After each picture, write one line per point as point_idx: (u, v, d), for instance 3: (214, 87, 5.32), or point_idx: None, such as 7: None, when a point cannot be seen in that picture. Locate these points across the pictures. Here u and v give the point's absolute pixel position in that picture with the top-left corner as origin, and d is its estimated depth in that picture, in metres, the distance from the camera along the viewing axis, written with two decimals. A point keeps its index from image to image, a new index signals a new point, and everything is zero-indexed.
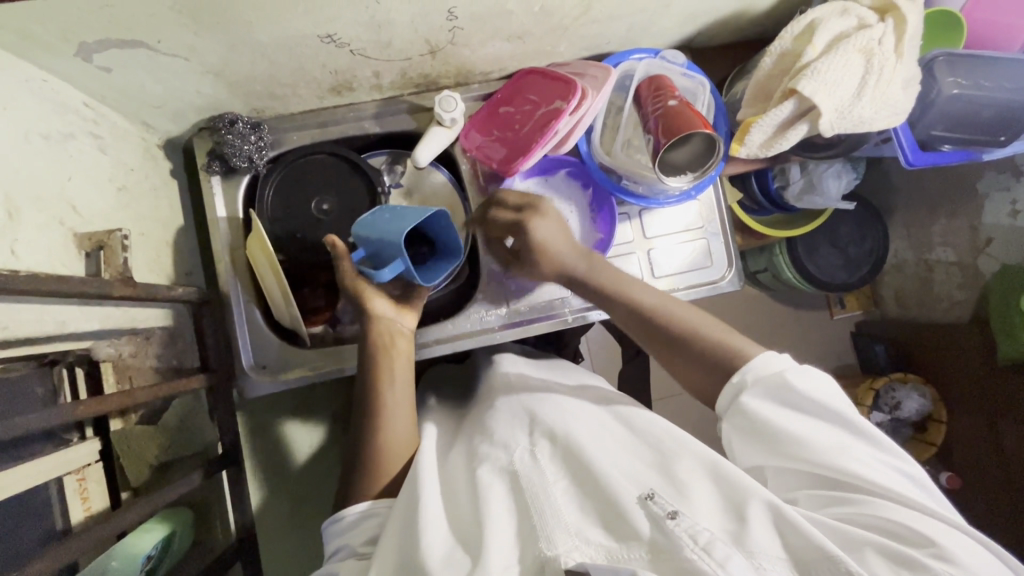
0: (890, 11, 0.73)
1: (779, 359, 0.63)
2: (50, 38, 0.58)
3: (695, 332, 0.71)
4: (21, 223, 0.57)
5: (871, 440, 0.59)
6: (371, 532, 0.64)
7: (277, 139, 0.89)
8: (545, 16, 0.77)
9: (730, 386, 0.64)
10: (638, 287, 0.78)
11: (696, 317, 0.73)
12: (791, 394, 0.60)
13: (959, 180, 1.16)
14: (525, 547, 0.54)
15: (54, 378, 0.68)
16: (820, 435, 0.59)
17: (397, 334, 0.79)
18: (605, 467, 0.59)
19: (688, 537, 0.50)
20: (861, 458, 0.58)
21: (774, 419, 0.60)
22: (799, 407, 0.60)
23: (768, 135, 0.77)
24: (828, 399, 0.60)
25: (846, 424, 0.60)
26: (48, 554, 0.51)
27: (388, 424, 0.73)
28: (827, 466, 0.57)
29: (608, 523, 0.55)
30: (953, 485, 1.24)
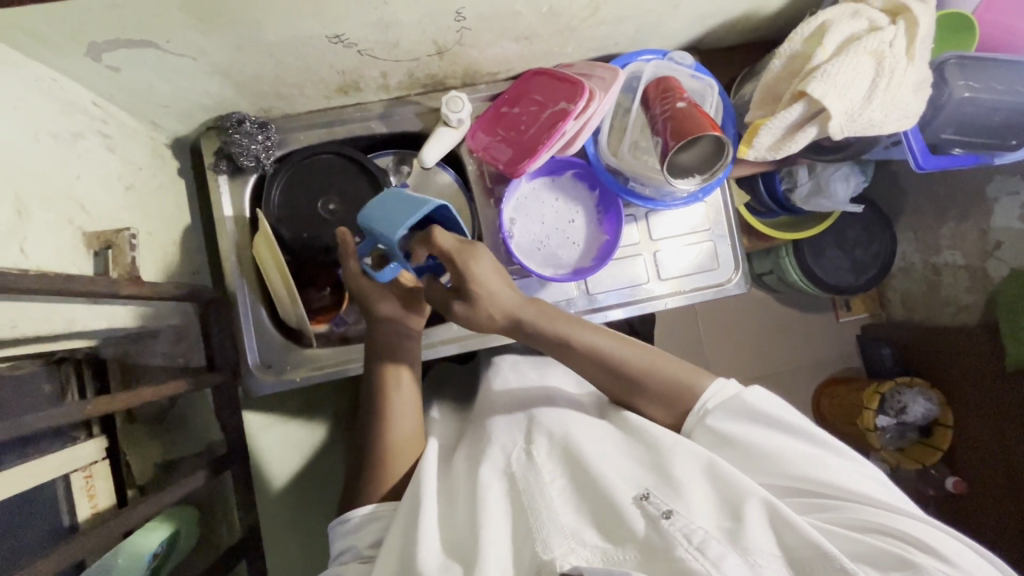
0: (902, 13, 0.73)
1: (733, 382, 0.66)
2: (60, 38, 0.58)
3: (643, 369, 0.69)
4: (30, 222, 0.57)
5: (838, 451, 0.60)
6: (375, 535, 0.64)
7: (284, 139, 0.89)
8: (554, 17, 0.77)
9: (693, 414, 0.66)
10: (589, 329, 0.73)
11: (644, 354, 0.71)
12: (752, 412, 0.62)
13: (968, 184, 1.15)
14: (520, 548, 0.55)
15: (63, 375, 0.70)
16: (788, 449, 0.60)
17: (405, 334, 0.79)
18: (598, 466, 0.59)
19: (682, 536, 0.50)
20: (833, 466, 0.58)
21: (739, 435, 0.61)
22: (762, 422, 0.61)
23: (776, 137, 0.77)
24: (788, 413, 0.61)
25: (813, 436, 0.60)
26: (56, 552, 0.51)
27: (396, 424, 0.73)
28: (799, 477, 0.58)
29: (601, 524, 0.55)
30: (958, 490, 1.23)
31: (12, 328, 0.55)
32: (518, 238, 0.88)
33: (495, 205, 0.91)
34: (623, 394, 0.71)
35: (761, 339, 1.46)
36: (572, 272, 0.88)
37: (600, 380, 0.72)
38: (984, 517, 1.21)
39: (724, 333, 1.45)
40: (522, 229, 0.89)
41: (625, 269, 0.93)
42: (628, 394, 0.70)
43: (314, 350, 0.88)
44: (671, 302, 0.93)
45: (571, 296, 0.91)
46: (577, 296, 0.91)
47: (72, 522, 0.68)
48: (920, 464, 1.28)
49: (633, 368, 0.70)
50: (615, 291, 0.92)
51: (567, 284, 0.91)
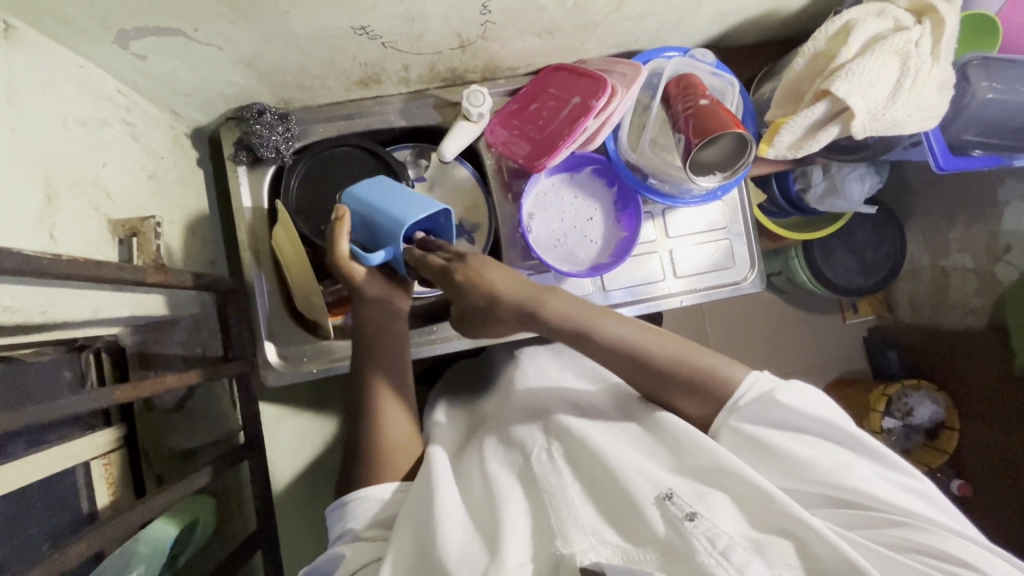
0: (927, 13, 0.73)
1: (768, 375, 0.64)
2: (91, 25, 0.58)
3: (667, 353, 0.68)
4: (59, 208, 0.57)
5: (876, 456, 0.59)
6: (377, 517, 0.64)
7: (303, 130, 0.88)
8: (578, 12, 0.77)
9: (722, 406, 0.64)
10: (611, 320, 0.71)
11: (669, 345, 0.69)
12: (785, 409, 0.61)
13: (979, 188, 1.15)
14: (538, 544, 0.54)
15: (82, 361, 0.70)
16: (823, 454, 0.59)
17: (392, 313, 0.75)
18: (622, 466, 0.58)
19: (706, 540, 0.49)
20: (869, 477, 0.57)
21: (770, 436, 0.60)
22: (795, 424, 0.61)
23: (798, 136, 0.77)
24: (824, 413, 0.60)
25: (849, 439, 0.60)
26: (91, 535, 0.51)
27: (391, 422, 0.72)
28: (831, 485, 0.57)
29: (621, 523, 0.54)
30: (963, 493, 1.22)
31: (42, 313, 0.55)
32: (536, 233, 0.89)
33: (512, 200, 0.91)
34: (646, 386, 0.69)
35: (768, 339, 1.46)
36: (589, 268, 0.88)
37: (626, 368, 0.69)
38: (992, 521, 1.21)
39: (730, 332, 1.45)
40: (540, 224, 0.89)
41: (642, 266, 0.93)
42: (649, 385, 0.69)
43: (330, 343, 0.87)
44: (686, 300, 0.93)
45: (587, 291, 0.91)
46: (593, 291, 0.91)
47: (91, 509, 0.68)
48: (927, 467, 1.28)
49: (656, 351, 0.68)
50: (631, 288, 0.92)
51: (584, 280, 0.91)
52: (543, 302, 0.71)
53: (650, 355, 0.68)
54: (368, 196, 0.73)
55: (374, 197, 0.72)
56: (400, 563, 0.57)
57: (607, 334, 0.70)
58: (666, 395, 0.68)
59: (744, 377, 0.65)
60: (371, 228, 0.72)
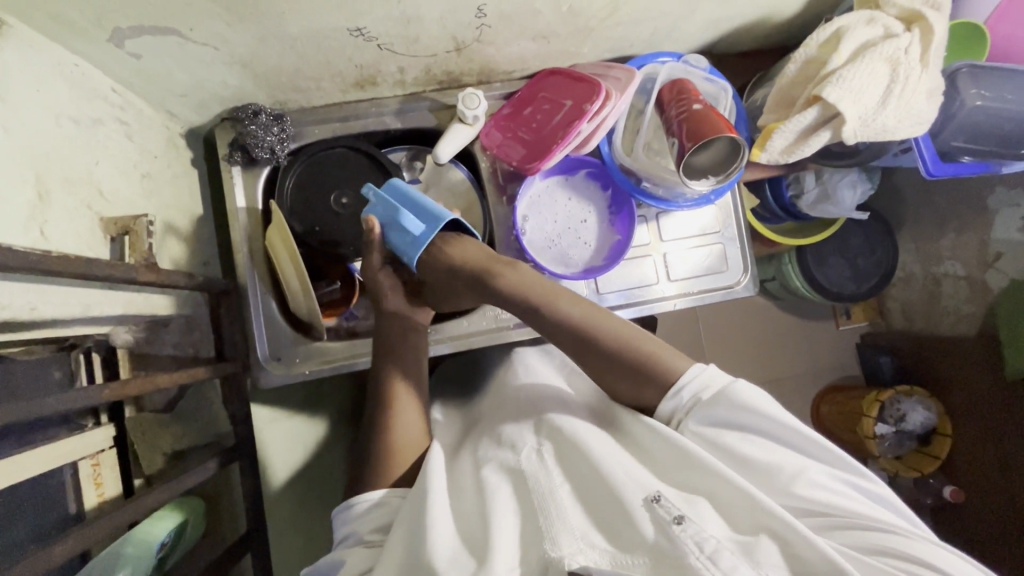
0: (916, 21, 0.74)
1: (715, 372, 0.64)
2: (86, 23, 0.58)
3: (635, 352, 0.68)
4: (51, 205, 0.57)
5: (829, 458, 0.60)
6: (378, 522, 0.63)
7: (298, 132, 0.89)
8: (573, 16, 0.78)
9: (668, 402, 0.65)
10: (566, 298, 0.74)
11: (617, 323, 0.72)
12: (740, 414, 0.60)
13: (970, 196, 1.16)
14: (528, 546, 0.54)
15: (72, 361, 0.70)
16: (783, 457, 0.59)
17: (411, 327, 0.79)
18: (607, 464, 0.58)
19: (694, 544, 0.49)
20: (826, 480, 0.57)
21: (726, 442, 0.60)
22: (756, 427, 0.60)
23: (790, 141, 0.78)
24: (781, 414, 0.60)
25: (806, 442, 0.60)
26: (77, 534, 0.51)
27: (401, 424, 0.72)
28: (788, 492, 0.57)
29: (607, 527, 0.54)
30: (956, 498, 1.22)
31: (32, 310, 0.54)
32: (531, 234, 0.89)
33: (507, 203, 0.91)
34: (627, 390, 0.68)
35: (762, 345, 1.46)
36: (583, 271, 0.88)
37: (605, 371, 0.70)
38: (983, 527, 1.21)
39: (725, 337, 1.45)
40: (534, 225, 0.89)
41: (635, 269, 0.93)
42: (637, 388, 0.67)
43: (323, 344, 0.87)
44: (679, 304, 0.94)
45: (581, 294, 0.91)
46: (587, 294, 0.91)
47: (79, 509, 0.68)
48: (918, 472, 1.28)
49: (622, 350, 0.69)
50: (624, 291, 0.93)
51: (577, 283, 0.91)
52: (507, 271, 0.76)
53: (618, 355, 0.69)
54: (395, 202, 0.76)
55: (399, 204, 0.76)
56: (392, 565, 0.56)
57: (568, 318, 0.73)
58: (644, 396, 0.67)
59: (685, 371, 0.65)
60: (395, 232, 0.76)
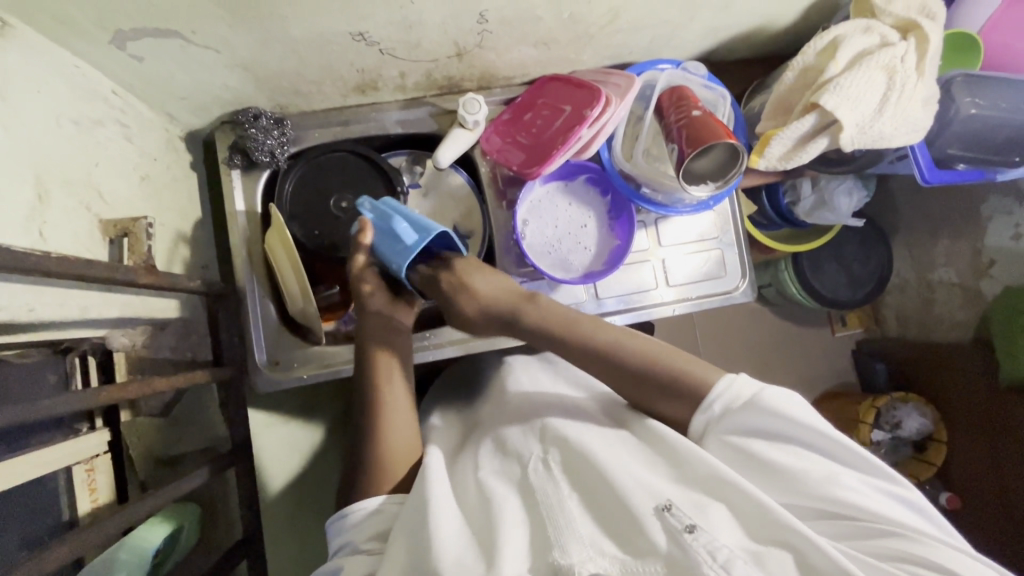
0: (912, 30, 0.75)
1: (746, 381, 0.64)
2: (88, 24, 0.58)
3: (660, 367, 0.69)
4: (49, 206, 0.57)
5: (862, 465, 0.59)
6: (377, 529, 0.63)
7: (299, 136, 0.89)
8: (573, 23, 0.78)
9: (699, 415, 0.65)
10: (588, 326, 0.75)
11: (639, 343, 0.73)
12: (771, 420, 0.60)
13: (964, 204, 1.18)
14: (537, 560, 0.52)
15: (67, 364, 0.69)
16: (810, 464, 0.58)
17: (394, 327, 0.78)
18: (617, 473, 0.58)
19: (707, 554, 0.49)
20: (854, 487, 0.57)
21: (757, 448, 0.60)
22: (783, 434, 0.60)
23: (788, 148, 0.79)
24: (810, 421, 0.60)
25: (836, 449, 0.59)
26: (71, 540, 0.50)
27: (391, 436, 0.71)
28: (819, 496, 0.57)
29: (618, 536, 0.53)
30: (952, 505, 1.24)
31: (29, 312, 0.54)
32: (531, 239, 0.89)
33: (506, 207, 0.92)
34: (640, 397, 0.70)
35: (759, 351, 1.47)
36: (583, 276, 0.88)
37: (625, 383, 0.71)
38: (979, 534, 1.21)
39: (722, 344, 1.46)
40: (535, 230, 0.90)
41: (634, 274, 0.93)
42: (655, 395, 0.69)
43: (321, 348, 0.87)
44: (678, 309, 0.94)
45: (580, 299, 0.91)
46: (586, 299, 0.92)
47: (72, 516, 0.67)
48: (914, 479, 1.29)
49: (646, 362, 0.70)
50: (623, 296, 0.93)
51: (577, 288, 0.91)
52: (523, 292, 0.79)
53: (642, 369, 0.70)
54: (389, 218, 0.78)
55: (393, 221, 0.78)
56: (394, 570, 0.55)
57: (583, 334, 0.75)
58: (670, 407, 0.68)
59: (717, 382, 0.66)
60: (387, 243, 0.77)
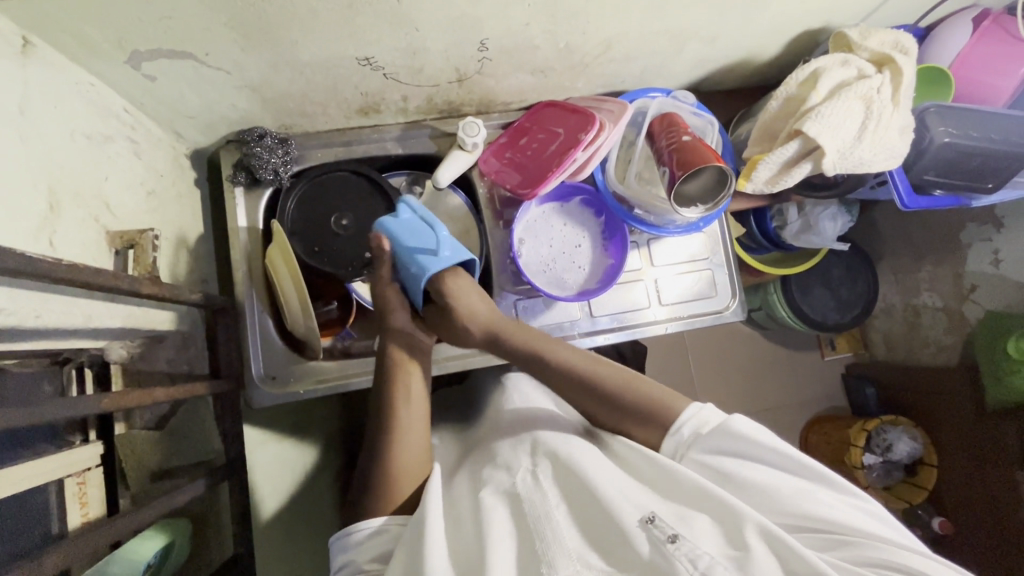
0: (887, 63, 0.80)
1: (714, 410, 0.65)
2: (106, 45, 0.61)
3: (639, 397, 0.69)
4: (60, 217, 0.58)
5: (828, 481, 0.59)
6: (378, 550, 0.62)
7: (302, 155, 0.91)
8: (569, 52, 0.82)
9: (671, 440, 0.65)
10: (565, 348, 0.78)
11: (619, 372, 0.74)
12: (738, 444, 0.61)
13: (945, 230, 1.22)
14: (524, 571, 0.53)
15: (64, 376, 0.69)
16: (780, 481, 0.59)
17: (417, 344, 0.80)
18: (606, 489, 0.58)
19: (687, 562, 0.49)
20: (826, 501, 0.57)
21: (728, 469, 0.60)
22: (750, 455, 0.61)
23: (773, 172, 0.83)
24: (774, 441, 0.61)
25: (803, 468, 0.60)
26: (67, 547, 0.49)
27: (404, 454, 0.70)
28: (790, 510, 0.57)
29: (604, 547, 0.54)
30: (944, 530, 1.25)
31: (36, 317, 0.55)
32: (526, 257, 0.91)
33: (504, 227, 0.94)
34: (613, 413, 0.71)
35: (750, 374, 1.48)
36: (577, 293, 0.90)
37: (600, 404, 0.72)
38: (973, 560, 1.21)
39: (713, 366, 1.47)
40: (530, 248, 0.92)
41: (627, 294, 0.96)
42: (624, 412, 0.70)
43: (319, 363, 0.88)
44: (670, 327, 0.96)
45: (575, 316, 0.94)
46: (581, 317, 0.94)
47: (61, 529, 0.65)
48: (905, 502, 1.30)
49: (623, 392, 0.71)
50: (617, 314, 0.95)
51: (571, 306, 0.93)
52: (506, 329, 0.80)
53: (622, 401, 0.70)
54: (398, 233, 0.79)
55: (403, 234, 0.79)
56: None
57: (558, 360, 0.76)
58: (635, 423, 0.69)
59: (684, 409, 0.66)
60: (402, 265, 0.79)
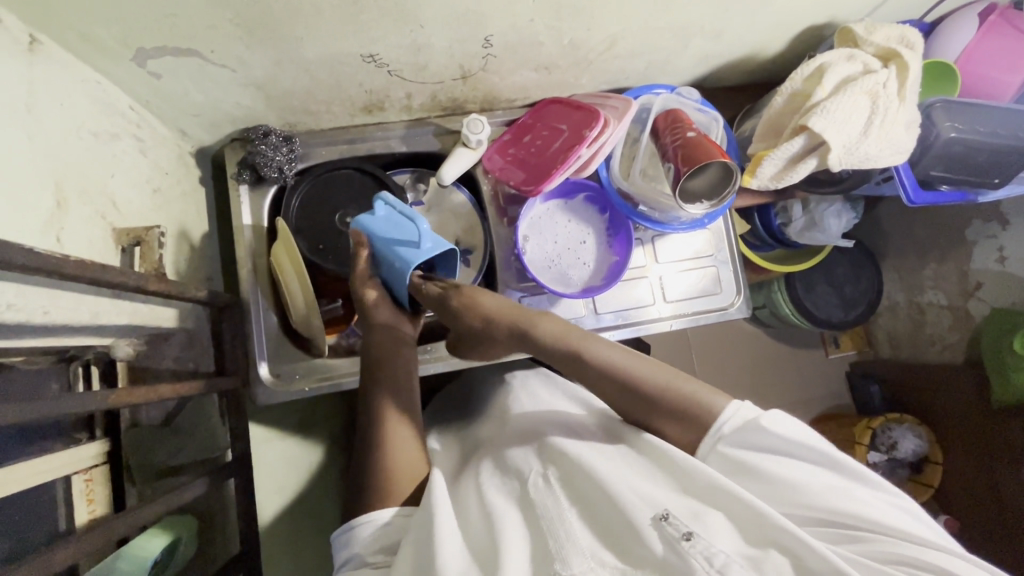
0: (892, 58, 0.80)
1: (748, 405, 0.64)
2: (111, 42, 0.61)
3: (662, 390, 0.69)
4: (66, 214, 0.59)
5: (861, 478, 0.59)
6: (384, 542, 0.62)
7: (306, 153, 0.91)
8: (573, 48, 0.82)
9: (707, 437, 0.63)
10: (599, 343, 0.76)
11: (655, 368, 0.72)
12: (774, 441, 0.60)
13: (950, 227, 1.22)
14: (538, 571, 0.52)
15: (70, 374, 0.69)
16: (814, 478, 0.58)
17: (401, 339, 0.81)
18: (618, 487, 0.57)
19: (703, 559, 0.49)
20: (861, 497, 0.57)
21: (761, 466, 0.59)
22: (785, 451, 0.60)
23: (779, 168, 0.82)
24: (809, 437, 0.60)
25: (836, 465, 0.59)
26: (76, 542, 0.50)
27: (396, 454, 0.71)
28: (825, 509, 0.56)
29: (617, 546, 0.54)
30: (950, 528, 1.25)
31: (44, 314, 0.55)
32: (531, 254, 0.91)
33: (508, 225, 0.95)
34: (632, 409, 0.70)
35: (754, 372, 1.48)
36: (582, 290, 0.90)
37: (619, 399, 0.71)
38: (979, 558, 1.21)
39: (717, 364, 1.47)
40: (535, 245, 0.92)
41: (631, 291, 0.95)
42: (644, 408, 0.69)
43: (324, 360, 0.88)
44: (675, 324, 0.96)
45: (580, 314, 0.93)
46: (585, 314, 0.94)
47: (69, 526, 0.66)
48: (912, 501, 1.29)
49: (652, 387, 0.69)
50: (622, 311, 0.95)
51: (576, 303, 0.93)
52: (536, 326, 0.78)
53: (643, 394, 0.69)
54: (381, 229, 0.78)
55: (385, 230, 0.78)
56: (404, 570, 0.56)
57: (594, 356, 0.74)
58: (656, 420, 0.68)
59: (724, 407, 0.65)
60: (386, 260, 0.79)
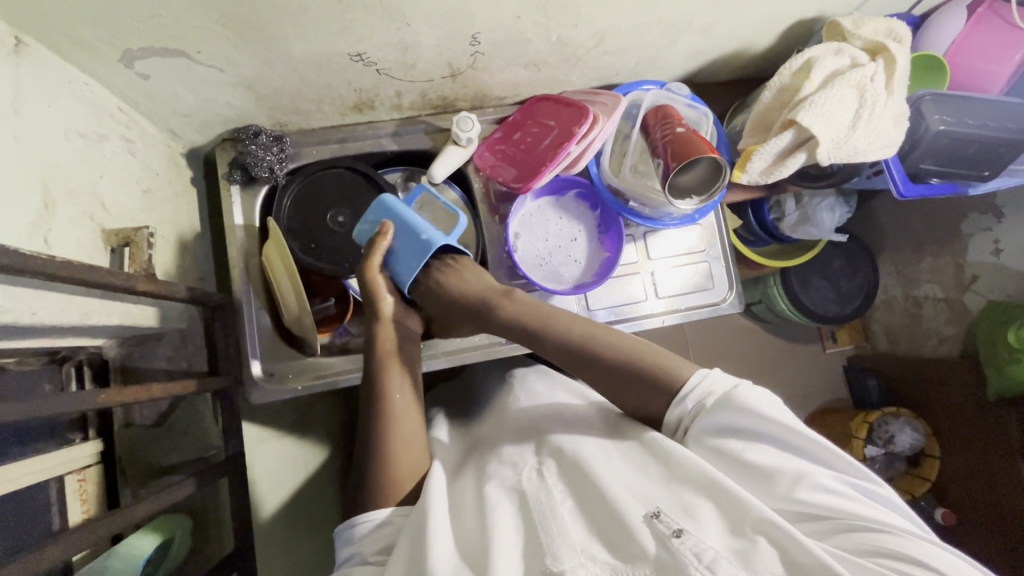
0: (880, 52, 0.80)
1: (718, 379, 0.64)
2: (99, 44, 0.61)
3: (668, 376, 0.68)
4: (54, 215, 0.59)
5: (829, 460, 0.58)
6: (382, 543, 0.63)
7: (297, 152, 0.91)
8: (561, 45, 0.82)
9: (674, 412, 0.66)
10: (565, 317, 0.77)
11: (632, 344, 0.73)
12: (741, 419, 0.60)
13: (946, 219, 1.22)
14: (530, 569, 0.53)
15: (63, 374, 0.70)
16: (781, 461, 0.58)
17: (407, 336, 0.82)
18: (612, 487, 0.58)
19: (693, 555, 0.48)
20: (827, 483, 0.57)
21: (731, 449, 0.60)
22: (753, 431, 0.60)
23: (768, 163, 0.82)
24: (778, 413, 0.59)
25: (803, 448, 0.59)
26: (69, 539, 0.50)
27: (399, 455, 0.70)
28: (791, 496, 0.56)
29: (612, 544, 0.53)
30: (947, 520, 1.23)
31: (32, 315, 0.55)
32: (522, 251, 0.92)
33: (499, 222, 0.94)
34: (633, 397, 0.70)
35: (751, 367, 1.48)
36: (573, 287, 0.91)
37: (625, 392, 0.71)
38: (977, 550, 1.21)
39: (713, 360, 1.47)
40: (526, 242, 0.93)
41: (624, 287, 0.96)
42: (646, 398, 0.69)
43: (317, 359, 0.88)
44: (667, 320, 0.96)
45: (571, 310, 0.93)
46: (577, 310, 0.94)
47: (62, 525, 0.66)
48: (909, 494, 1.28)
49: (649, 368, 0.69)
50: (614, 307, 0.95)
51: (568, 299, 0.94)
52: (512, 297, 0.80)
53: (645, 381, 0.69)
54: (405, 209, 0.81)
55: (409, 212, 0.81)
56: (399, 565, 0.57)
57: (569, 331, 0.76)
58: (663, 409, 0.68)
59: (691, 378, 0.66)
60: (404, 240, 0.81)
